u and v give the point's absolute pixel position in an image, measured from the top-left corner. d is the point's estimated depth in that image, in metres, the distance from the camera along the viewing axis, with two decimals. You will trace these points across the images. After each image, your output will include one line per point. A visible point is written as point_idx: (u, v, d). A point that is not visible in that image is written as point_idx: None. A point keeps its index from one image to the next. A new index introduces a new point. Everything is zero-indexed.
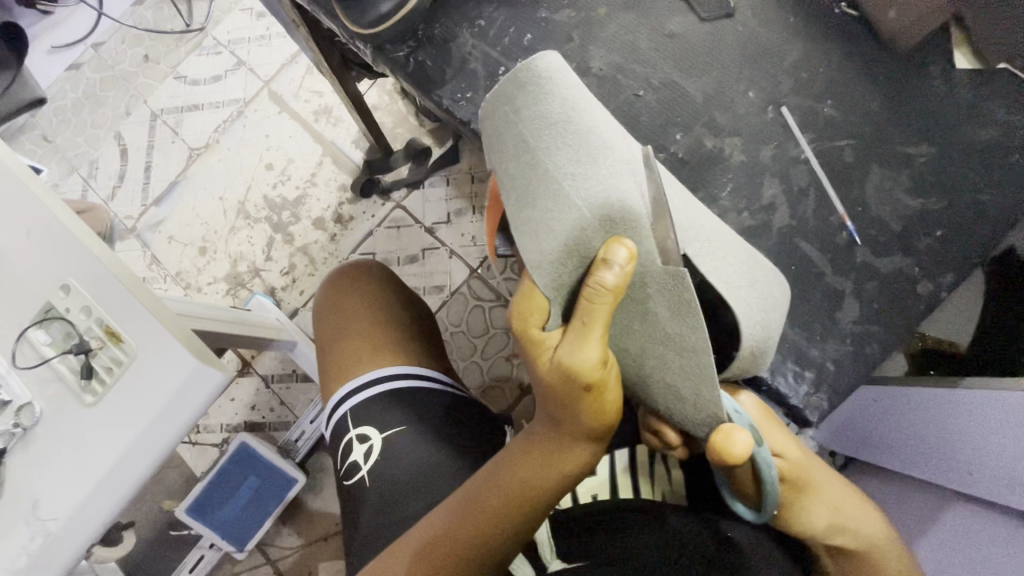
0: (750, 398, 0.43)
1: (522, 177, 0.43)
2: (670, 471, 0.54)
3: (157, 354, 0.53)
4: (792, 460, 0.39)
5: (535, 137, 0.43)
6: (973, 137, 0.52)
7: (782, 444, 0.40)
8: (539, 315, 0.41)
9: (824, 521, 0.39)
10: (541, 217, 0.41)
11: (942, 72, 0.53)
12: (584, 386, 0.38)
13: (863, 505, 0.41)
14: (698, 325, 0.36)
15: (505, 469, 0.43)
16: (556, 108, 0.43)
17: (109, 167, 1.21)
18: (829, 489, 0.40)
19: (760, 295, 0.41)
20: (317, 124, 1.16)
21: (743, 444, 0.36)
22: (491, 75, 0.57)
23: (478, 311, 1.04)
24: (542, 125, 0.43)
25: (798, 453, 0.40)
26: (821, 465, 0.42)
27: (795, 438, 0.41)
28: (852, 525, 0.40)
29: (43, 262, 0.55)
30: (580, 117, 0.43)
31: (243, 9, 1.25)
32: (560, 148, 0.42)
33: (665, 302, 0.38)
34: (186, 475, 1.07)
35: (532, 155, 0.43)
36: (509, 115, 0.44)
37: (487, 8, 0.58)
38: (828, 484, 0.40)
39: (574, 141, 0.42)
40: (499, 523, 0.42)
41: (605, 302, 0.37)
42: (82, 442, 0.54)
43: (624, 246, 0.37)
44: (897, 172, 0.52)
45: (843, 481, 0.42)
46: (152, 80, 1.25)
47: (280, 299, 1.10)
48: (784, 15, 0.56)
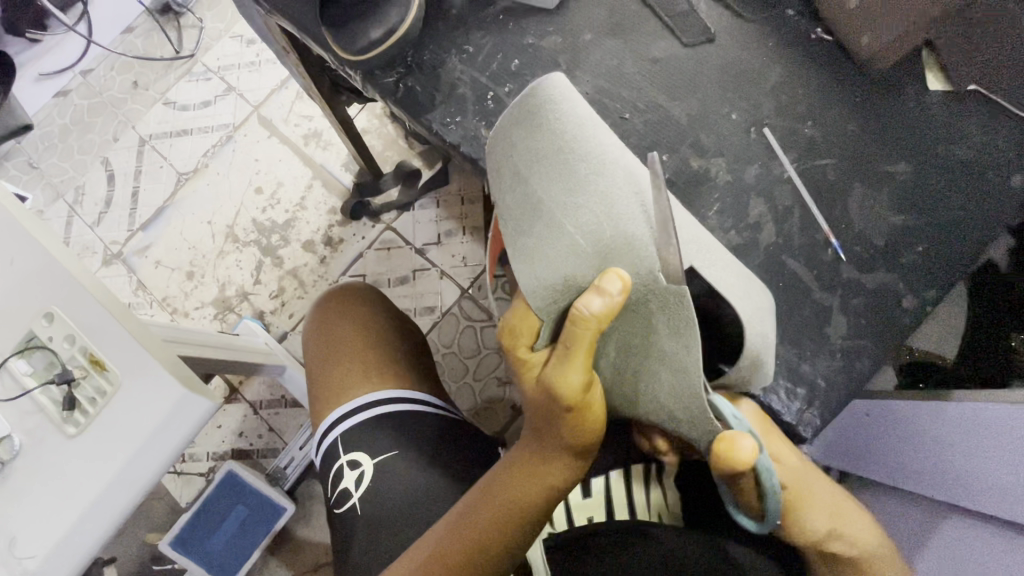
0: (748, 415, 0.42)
1: (519, 209, 0.44)
2: (666, 490, 0.53)
3: (144, 382, 0.52)
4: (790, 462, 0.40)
5: (528, 170, 0.43)
6: (949, 155, 0.53)
7: (779, 451, 0.40)
8: (529, 336, 0.43)
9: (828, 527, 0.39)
10: (535, 247, 0.42)
11: (914, 95, 0.54)
12: (567, 406, 0.39)
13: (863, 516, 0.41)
14: (693, 345, 0.36)
15: (496, 484, 0.43)
16: (547, 139, 0.42)
17: (95, 192, 1.20)
18: (831, 496, 0.40)
19: (759, 310, 0.41)
20: (307, 147, 1.17)
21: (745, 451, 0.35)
22: (480, 99, 0.57)
23: (470, 332, 1.04)
24: (539, 157, 0.42)
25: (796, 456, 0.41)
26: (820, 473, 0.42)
27: (792, 448, 0.41)
28: (851, 530, 0.39)
29: (27, 291, 0.55)
30: (576, 141, 0.41)
31: (233, 36, 1.27)
32: (555, 180, 0.42)
33: (665, 322, 0.38)
34: (169, 506, 1.04)
35: (526, 187, 0.43)
36: (507, 148, 0.45)
37: (475, 35, 0.59)
38: (828, 489, 0.41)
39: (572, 170, 0.41)
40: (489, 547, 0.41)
41: (589, 328, 0.37)
42: (63, 476, 0.52)
43: (618, 277, 0.37)
44: (879, 191, 0.54)
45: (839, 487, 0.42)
46: (140, 106, 1.25)
47: (269, 322, 1.10)
48: (764, 40, 0.58)
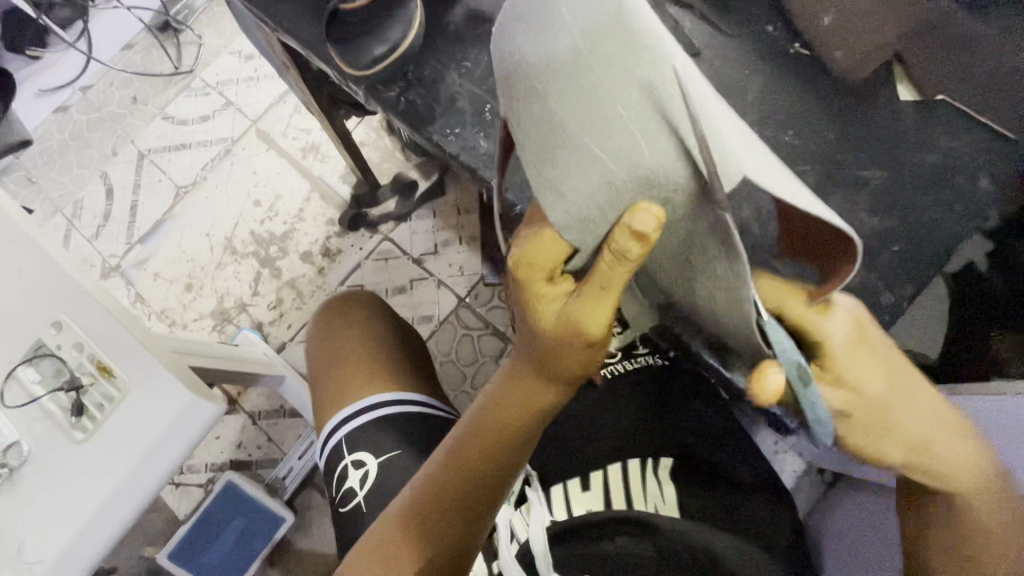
0: (832, 332, 0.33)
1: (537, 133, 0.34)
2: (662, 484, 0.49)
3: (153, 387, 0.54)
4: (871, 394, 0.33)
5: (538, 84, 0.32)
6: (919, 160, 0.50)
7: (860, 377, 0.33)
8: (553, 257, 0.36)
9: (903, 460, 0.34)
10: (562, 180, 0.34)
11: (889, 105, 0.51)
12: (582, 344, 0.37)
13: (965, 444, 0.34)
14: (739, 281, 0.29)
15: (493, 413, 0.41)
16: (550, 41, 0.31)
17: (94, 206, 1.22)
18: (923, 428, 0.34)
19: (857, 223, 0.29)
20: (305, 160, 1.19)
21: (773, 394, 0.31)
22: (478, 112, 0.55)
23: (468, 340, 1.06)
24: (563, 66, 0.31)
25: (885, 383, 0.33)
26: (926, 395, 0.34)
27: (882, 370, 0.33)
28: (940, 464, 0.34)
29: (36, 301, 0.56)
30: (621, 38, 0.28)
31: (232, 52, 1.29)
32: (588, 94, 0.30)
33: (712, 244, 0.30)
34: (167, 519, 1.04)
35: (539, 105, 0.33)
36: (518, 54, 0.33)
37: (474, 50, 0.56)
38: (924, 420, 0.34)
39: (596, 80, 0.30)
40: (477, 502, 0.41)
41: (626, 268, 0.33)
42: (72, 480, 0.53)
43: (653, 211, 0.30)
44: (857, 194, 0.50)
45: (941, 414, 0.35)
46: (139, 121, 1.27)
47: (267, 333, 1.11)
48: (748, 54, 0.54)
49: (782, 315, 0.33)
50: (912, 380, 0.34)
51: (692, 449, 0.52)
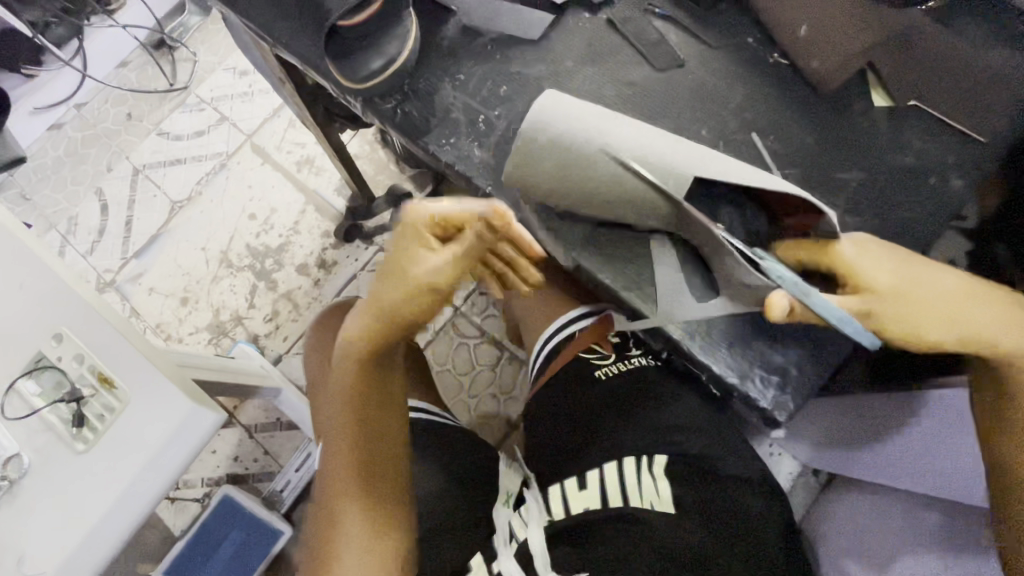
0: (840, 251, 0.42)
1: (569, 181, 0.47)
2: (657, 482, 0.51)
3: (153, 397, 0.54)
4: (886, 289, 0.42)
5: (565, 158, 0.46)
6: (895, 163, 0.52)
7: (876, 281, 0.42)
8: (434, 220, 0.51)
9: (942, 335, 0.42)
10: (595, 202, 0.47)
11: (864, 111, 0.53)
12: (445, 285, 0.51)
13: (980, 302, 0.43)
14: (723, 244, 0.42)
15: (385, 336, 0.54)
16: (569, 135, 0.46)
17: (88, 222, 1.22)
18: (939, 304, 0.42)
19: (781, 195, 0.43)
20: (300, 173, 1.20)
21: (784, 311, 0.41)
22: (472, 122, 0.56)
23: (464, 349, 1.07)
24: (552, 159, 0.47)
25: (890, 277, 0.42)
26: (931, 276, 0.43)
27: (888, 269, 0.42)
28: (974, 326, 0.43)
29: (37, 313, 0.56)
30: (575, 123, 0.46)
31: (226, 68, 1.31)
32: (579, 162, 0.46)
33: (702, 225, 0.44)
34: (163, 535, 1.03)
35: (569, 169, 0.46)
36: (541, 151, 0.47)
37: (467, 63, 0.57)
38: (938, 297, 0.43)
39: (597, 148, 0.46)
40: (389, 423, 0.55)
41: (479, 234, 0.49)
42: (72, 491, 0.54)
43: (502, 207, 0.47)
44: (835, 197, 0.52)
45: (954, 289, 0.43)
46: (133, 136, 1.28)
47: (263, 345, 1.11)
48: (727, 62, 0.56)
49: (795, 259, 0.44)
50: (918, 271, 0.43)
51: (688, 446, 0.53)
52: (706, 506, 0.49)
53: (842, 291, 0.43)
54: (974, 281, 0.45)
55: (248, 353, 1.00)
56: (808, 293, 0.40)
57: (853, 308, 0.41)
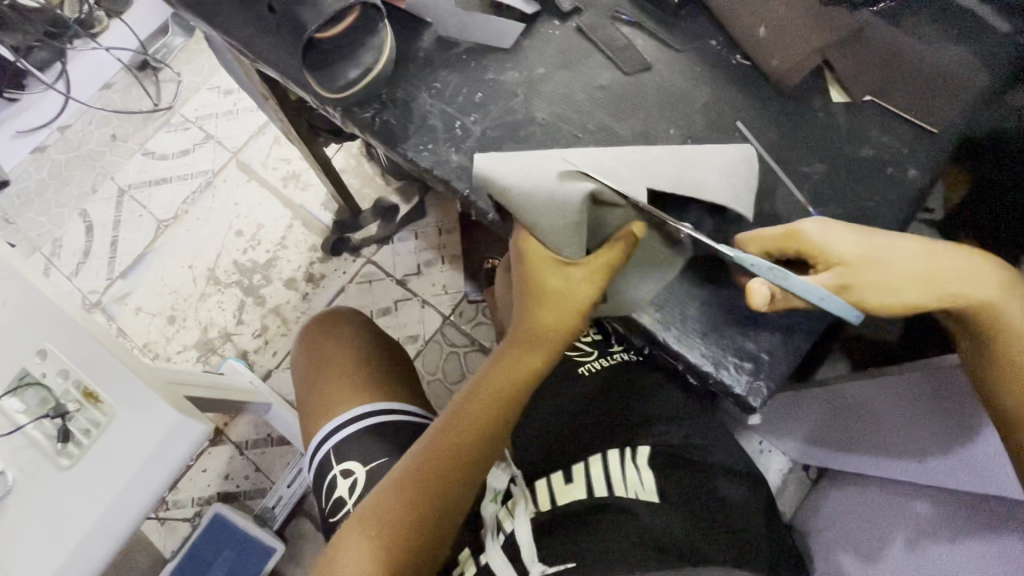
0: (805, 233, 0.44)
1: (544, 217, 0.46)
2: (641, 472, 0.52)
3: (139, 410, 0.55)
4: (854, 260, 0.43)
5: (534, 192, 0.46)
6: (857, 156, 0.54)
7: (839, 251, 0.44)
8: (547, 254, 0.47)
9: (921, 296, 0.43)
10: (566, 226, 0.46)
11: (824, 108, 0.56)
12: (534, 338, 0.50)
13: (950, 257, 0.45)
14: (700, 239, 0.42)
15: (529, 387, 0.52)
16: (530, 176, 0.47)
17: (74, 244, 1.22)
18: (908, 266, 0.44)
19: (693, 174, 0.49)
20: (286, 188, 1.21)
21: (765, 298, 0.42)
22: (449, 129, 0.57)
23: (454, 357, 1.07)
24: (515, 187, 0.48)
25: (856, 249, 0.44)
26: (897, 243, 0.45)
27: (853, 237, 0.44)
28: (949, 282, 0.44)
29: (19, 330, 0.56)
30: (527, 170, 0.48)
31: (210, 87, 1.33)
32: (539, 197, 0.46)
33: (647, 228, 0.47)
34: (153, 557, 1.02)
35: (538, 202, 0.46)
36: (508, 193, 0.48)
37: (443, 72, 0.59)
38: (907, 261, 0.44)
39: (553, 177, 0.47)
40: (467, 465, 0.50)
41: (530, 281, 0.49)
42: (58, 509, 0.53)
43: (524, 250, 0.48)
44: (801, 190, 0.54)
45: (916, 249, 0.45)
46: (118, 157, 1.28)
47: (252, 361, 1.11)
48: (695, 64, 0.58)
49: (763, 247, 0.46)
50: (879, 235, 0.45)
51: (670, 439, 0.54)
52: (689, 495, 0.50)
53: (814, 271, 0.45)
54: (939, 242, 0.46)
55: (237, 369, 1.00)
56: (786, 275, 0.41)
57: (830, 284, 0.43)
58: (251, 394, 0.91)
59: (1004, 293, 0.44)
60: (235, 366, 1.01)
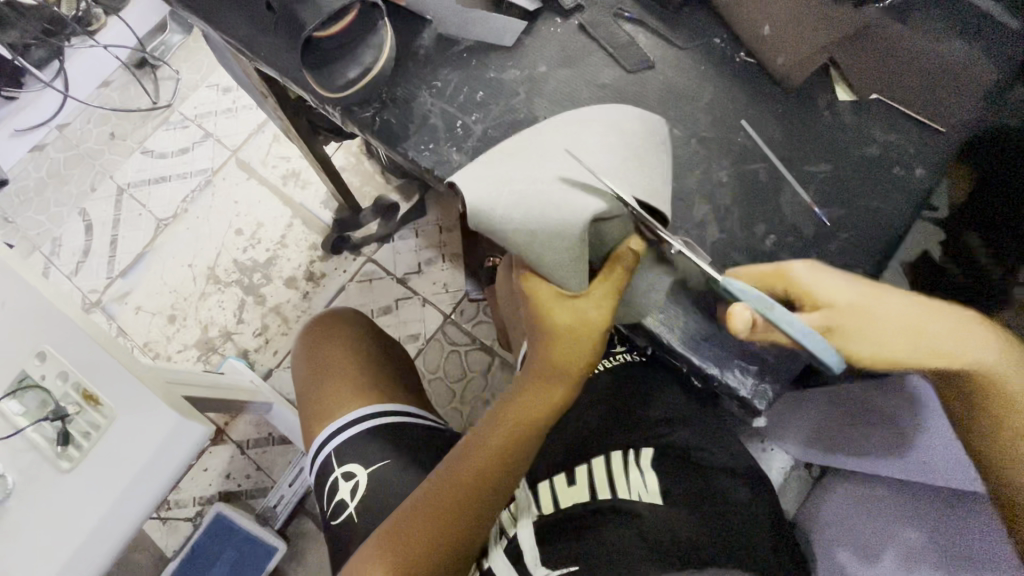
0: (794, 274, 0.45)
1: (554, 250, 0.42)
2: (644, 474, 0.51)
3: (140, 413, 0.54)
4: (845, 306, 0.43)
5: (536, 221, 0.42)
6: (862, 154, 0.54)
7: (831, 296, 0.43)
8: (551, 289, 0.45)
9: (903, 352, 0.43)
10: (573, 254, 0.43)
11: (829, 106, 0.55)
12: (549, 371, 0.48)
13: (945, 317, 0.44)
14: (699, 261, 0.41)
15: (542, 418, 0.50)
16: (524, 204, 0.42)
17: (73, 243, 1.21)
18: (897, 322, 0.43)
19: (641, 150, 0.45)
20: (286, 187, 1.20)
21: (747, 323, 0.39)
22: (450, 128, 0.57)
23: (455, 356, 1.07)
24: (511, 220, 0.42)
25: (850, 296, 0.43)
26: (891, 295, 0.44)
27: (849, 283, 0.44)
28: (937, 340, 0.43)
29: (17, 332, 0.56)
30: (518, 193, 0.43)
31: (209, 85, 1.32)
32: (540, 219, 0.42)
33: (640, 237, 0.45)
34: (155, 555, 1.02)
35: (540, 233, 0.42)
36: (507, 230, 0.43)
37: (443, 70, 0.58)
38: (899, 313, 0.43)
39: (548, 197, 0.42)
40: (480, 493, 0.48)
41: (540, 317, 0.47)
42: (58, 512, 0.53)
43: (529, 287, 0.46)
44: (806, 189, 0.53)
45: (910, 304, 0.44)
46: (117, 156, 1.28)
47: (253, 360, 1.11)
48: (698, 62, 0.57)
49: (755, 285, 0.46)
50: (876, 285, 0.45)
51: (674, 439, 0.54)
52: (693, 496, 0.50)
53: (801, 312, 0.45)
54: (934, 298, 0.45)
55: (238, 368, 0.99)
56: (771, 305, 0.38)
57: (818, 324, 0.43)
58: (251, 393, 0.91)
59: (1001, 359, 0.43)
60: (236, 366, 1.00)
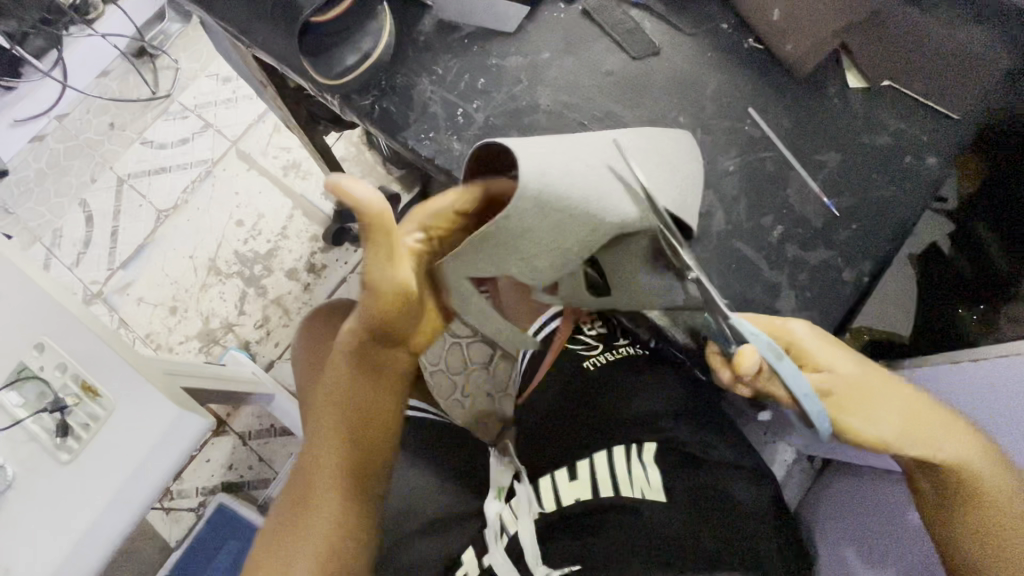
0: (798, 333, 0.43)
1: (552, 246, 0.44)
2: (647, 469, 0.51)
3: (139, 405, 0.54)
4: (844, 373, 0.41)
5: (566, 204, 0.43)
6: (872, 143, 0.53)
7: (834, 361, 0.42)
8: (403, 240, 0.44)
9: (892, 437, 0.40)
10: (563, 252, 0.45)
11: (839, 93, 0.54)
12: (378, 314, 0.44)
13: (935, 409, 0.42)
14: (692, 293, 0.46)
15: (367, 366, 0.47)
16: (561, 184, 0.42)
17: (74, 234, 1.21)
18: (894, 407, 0.41)
19: (676, 174, 0.48)
20: (286, 177, 1.20)
21: (755, 366, 0.38)
22: (451, 116, 0.56)
23: (456, 348, 1.06)
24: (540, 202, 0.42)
25: (852, 369, 0.42)
26: (892, 381, 0.43)
27: (853, 360, 0.42)
28: (926, 434, 0.40)
29: (16, 323, 0.55)
30: (561, 172, 0.43)
31: (209, 75, 1.30)
32: (564, 207, 0.43)
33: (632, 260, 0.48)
34: (159, 545, 1.02)
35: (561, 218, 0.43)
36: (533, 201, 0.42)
37: (444, 57, 0.57)
38: (898, 401, 0.41)
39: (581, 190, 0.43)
40: (329, 459, 0.46)
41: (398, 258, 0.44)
42: (58, 504, 0.53)
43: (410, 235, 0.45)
44: (814, 178, 0.52)
45: (911, 397, 0.42)
46: (117, 146, 1.27)
47: (254, 352, 1.10)
48: (705, 49, 0.56)
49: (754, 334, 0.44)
50: (879, 369, 0.43)
51: (677, 435, 0.53)
52: (696, 492, 0.49)
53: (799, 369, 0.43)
54: (935, 401, 0.43)
55: (239, 360, 0.99)
56: (780, 356, 0.39)
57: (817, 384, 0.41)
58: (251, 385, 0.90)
59: (985, 469, 0.40)
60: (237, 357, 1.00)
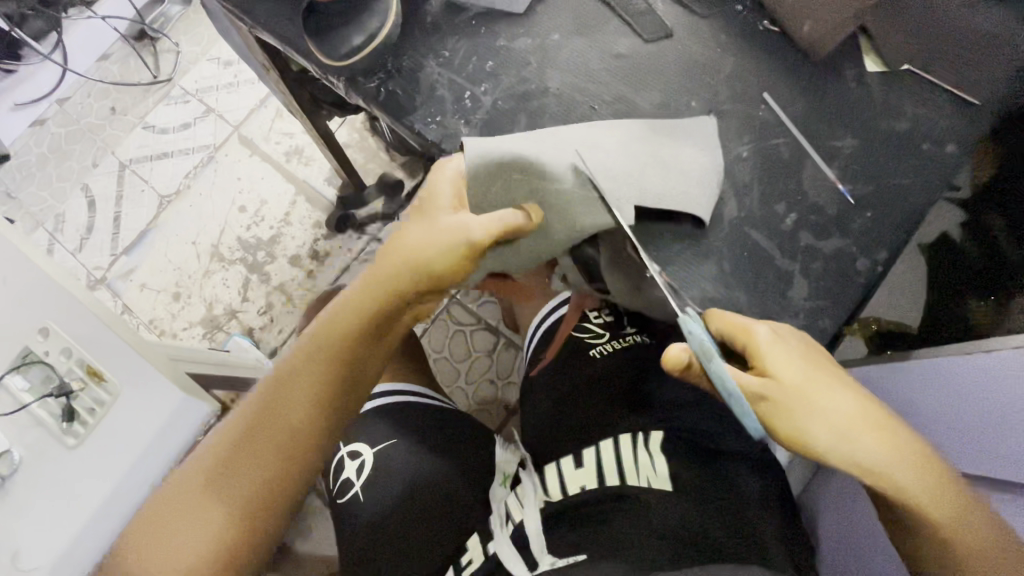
0: (756, 333, 0.41)
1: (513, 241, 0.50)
2: (653, 457, 0.51)
3: (145, 390, 0.57)
4: (788, 381, 0.39)
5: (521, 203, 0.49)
6: (889, 129, 0.52)
7: (778, 368, 0.39)
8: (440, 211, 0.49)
9: (821, 443, 0.38)
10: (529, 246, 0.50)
11: (856, 78, 0.53)
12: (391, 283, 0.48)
13: (885, 429, 0.38)
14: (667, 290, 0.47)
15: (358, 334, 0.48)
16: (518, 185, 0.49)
17: (76, 219, 1.20)
18: (832, 414, 0.38)
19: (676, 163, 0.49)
20: (289, 163, 1.19)
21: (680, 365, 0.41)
22: (458, 100, 0.55)
23: (460, 336, 1.06)
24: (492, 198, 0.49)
25: (798, 375, 0.39)
26: (839, 387, 0.39)
27: (806, 367, 0.39)
28: (859, 445, 0.37)
29: (17, 308, 0.55)
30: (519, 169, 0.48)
31: (209, 59, 1.29)
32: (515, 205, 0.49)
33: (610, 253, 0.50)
34: None
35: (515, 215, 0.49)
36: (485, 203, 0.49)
37: (451, 39, 0.56)
38: (839, 410, 0.38)
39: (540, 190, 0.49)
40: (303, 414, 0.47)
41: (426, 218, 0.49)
42: (66, 486, 0.54)
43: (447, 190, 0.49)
44: (829, 164, 0.51)
45: (859, 407, 0.38)
46: (118, 131, 1.26)
47: (257, 338, 1.10)
48: (719, 31, 0.55)
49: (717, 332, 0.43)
50: (836, 375, 0.40)
51: (683, 424, 0.53)
52: (703, 480, 0.49)
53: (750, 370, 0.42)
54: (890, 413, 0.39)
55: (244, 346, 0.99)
56: (710, 355, 0.39)
57: (752, 388, 0.39)
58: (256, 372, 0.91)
59: (916, 487, 0.37)
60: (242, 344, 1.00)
